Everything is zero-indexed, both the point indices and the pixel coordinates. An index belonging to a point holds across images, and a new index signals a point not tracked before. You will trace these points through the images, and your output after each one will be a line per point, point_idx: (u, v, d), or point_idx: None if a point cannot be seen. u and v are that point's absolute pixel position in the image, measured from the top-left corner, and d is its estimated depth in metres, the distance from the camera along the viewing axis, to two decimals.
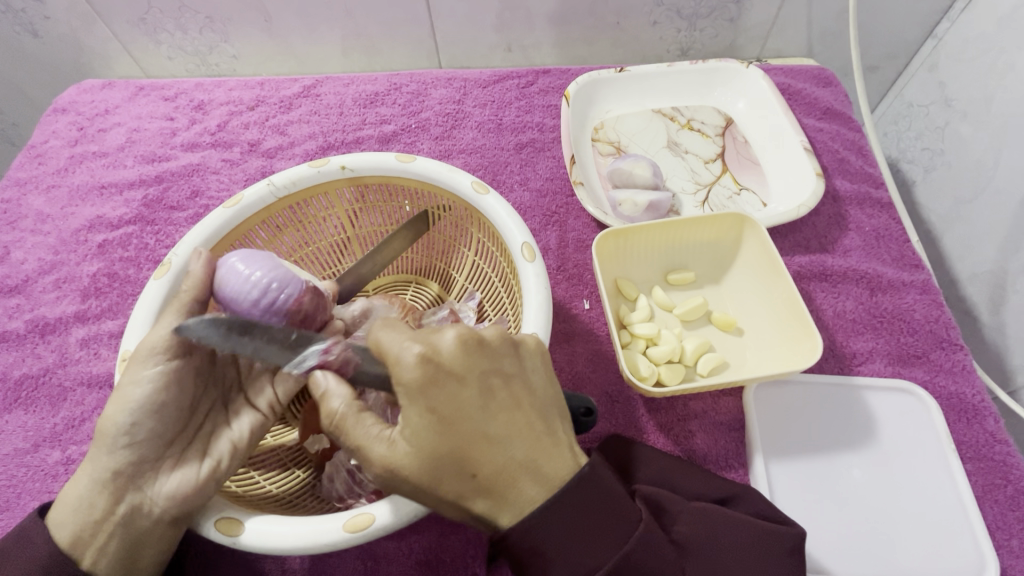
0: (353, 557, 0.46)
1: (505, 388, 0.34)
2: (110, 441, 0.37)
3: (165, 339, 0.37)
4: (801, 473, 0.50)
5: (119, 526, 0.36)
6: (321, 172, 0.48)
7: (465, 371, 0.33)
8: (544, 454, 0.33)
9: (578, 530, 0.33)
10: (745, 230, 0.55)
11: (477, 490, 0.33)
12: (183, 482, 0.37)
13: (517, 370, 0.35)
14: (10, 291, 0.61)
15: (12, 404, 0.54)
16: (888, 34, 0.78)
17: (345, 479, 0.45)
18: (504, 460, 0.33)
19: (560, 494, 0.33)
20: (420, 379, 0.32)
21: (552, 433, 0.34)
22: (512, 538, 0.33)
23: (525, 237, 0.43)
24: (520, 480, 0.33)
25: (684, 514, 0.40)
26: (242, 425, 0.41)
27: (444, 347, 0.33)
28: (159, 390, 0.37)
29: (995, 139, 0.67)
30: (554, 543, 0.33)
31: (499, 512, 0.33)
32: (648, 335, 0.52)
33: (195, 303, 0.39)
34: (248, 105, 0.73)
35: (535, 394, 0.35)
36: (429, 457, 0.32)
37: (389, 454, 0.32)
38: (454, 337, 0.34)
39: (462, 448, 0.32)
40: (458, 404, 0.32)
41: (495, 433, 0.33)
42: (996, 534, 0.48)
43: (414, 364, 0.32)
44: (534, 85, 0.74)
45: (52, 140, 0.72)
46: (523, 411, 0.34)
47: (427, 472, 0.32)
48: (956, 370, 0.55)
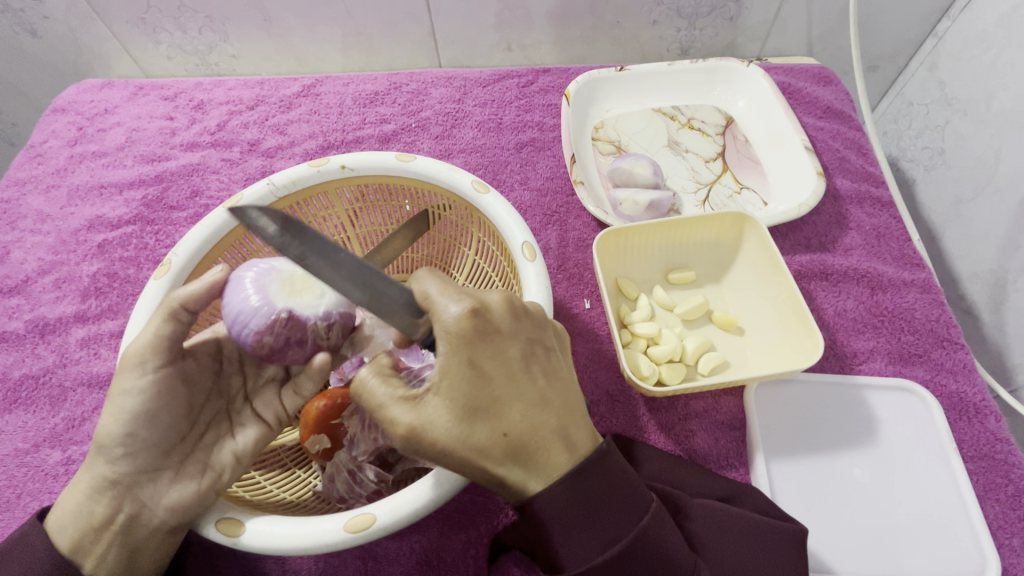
0: (353, 556, 0.46)
1: (543, 357, 0.35)
2: (108, 451, 0.37)
3: (152, 346, 0.37)
4: (801, 471, 0.50)
5: (119, 535, 0.36)
6: (321, 172, 0.48)
7: (511, 334, 0.34)
8: (570, 421, 0.35)
9: (595, 505, 0.33)
10: (745, 230, 0.55)
11: (509, 452, 0.32)
12: (184, 493, 0.37)
13: (552, 344, 0.36)
14: (9, 292, 0.61)
15: (12, 404, 0.54)
16: (888, 33, 0.78)
17: (345, 479, 0.43)
18: (537, 424, 0.33)
19: (585, 464, 0.34)
20: (468, 331, 0.32)
21: (579, 407, 0.36)
22: (536, 505, 0.33)
23: (526, 237, 0.43)
24: (552, 447, 0.33)
25: (692, 509, 0.40)
26: (246, 437, 0.42)
27: (494, 305, 0.34)
28: (151, 399, 0.37)
29: (996, 138, 0.67)
30: (570, 519, 0.33)
31: (526, 478, 0.33)
32: (648, 335, 0.52)
33: (180, 309, 0.38)
34: (247, 105, 0.73)
35: (565, 369, 0.37)
36: (467, 414, 0.32)
37: (424, 410, 0.31)
38: (500, 298, 0.34)
39: (501, 404, 0.32)
40: (501, 362, 0.33)
41: (531, 397, 0.33)
42: (997, 532, 0.48)
43: (463, 316, 0.32)
44: (534, 84, 0.74)
45: (52, 140, 0.72)
46: (557, 381, 0.35)
47: (460, 427, 0.31)
48: (957, 369, 0.55)
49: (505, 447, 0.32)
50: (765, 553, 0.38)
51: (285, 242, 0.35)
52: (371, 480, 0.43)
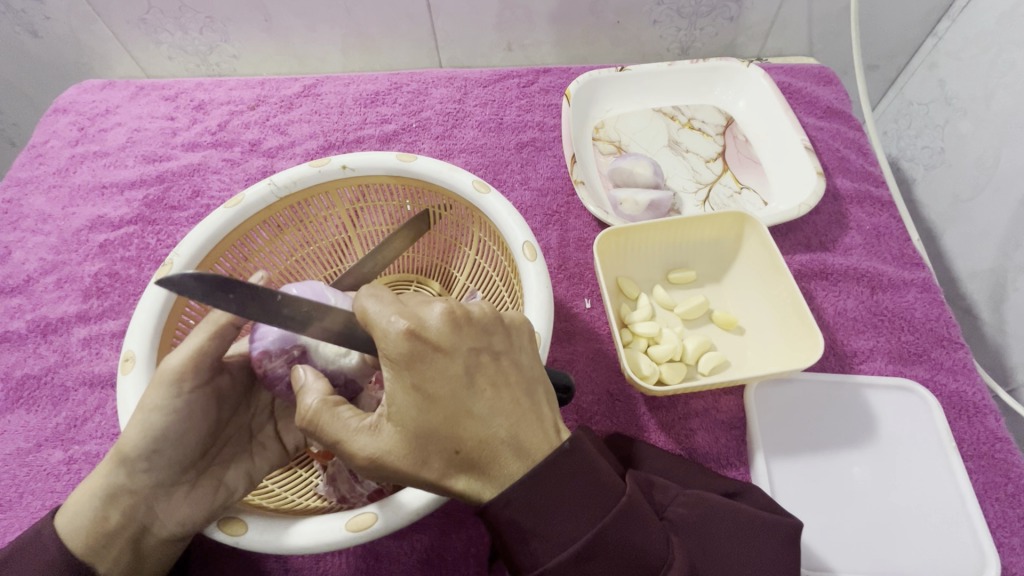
0: (354, 554, 0.46)
1: (493, 365, 0.33)
2: (130, 462, 0.37)
3: (192, 364, 0.37)
4: (799, 469, 0.50)
5: (131, 543, 0.37)
6: (322, 172, 0.48)
7: (453, 348, 0.31)
8: (528, 430, 0.32)
9: (552, 504, 0.31)
10: (745, 229, 0.55)
11: (461, 466, 0.32)
12: (196, 510, 0.38)
13: (505, 347, 0.33)
14: (11, 292, 0.61)
15: (14, 404, 0.54)
16: (888, 33, 0.78)
17: (346, 479, 0.43)
18: (488, 435, 0.31)
19: (539, 467, 0.31)
20: (404, 353, 0.30)
21: (536, 409, 0.33)
22: (491, 510, 0.31)
23: (526, 237, 0.43)
24: (504, 456, 0.31)
25: (680, 497, 0.40)
26: (264, 459, 0.42)
27: (432, 322, 0.31)
28: (182, 417, 0.37)
29: (995, 138, 0.67)
30: (525, 518, 0.31)
31: (483, 488, 0.32)
32: (649, 334, 0.52)
33: (230, 326, 0.38)
34: (248, 105, 0.73)
35: (523, 371, 0.34)
36: (414, 436, 0.31)
37: (375, 436, 0.31)
38: (442, 312, 0.31)
39: (448, 423, 0.31)
40: (445, 381, 0.31)
41: (480, 410, 0.31)
42: (997, 531, 0.48)
43: (399, 338, 0.30)
44: (534, 84, 0.74)
45: (53, 140, 0.72)
46: (510, 387, 0.33)
47: (413, 452, 0.31)
48: (957, 369, 0.55)
49: (455, 463, 0.31)
50: (762, 546, 0.38)
51: (220, 301, 0.33)
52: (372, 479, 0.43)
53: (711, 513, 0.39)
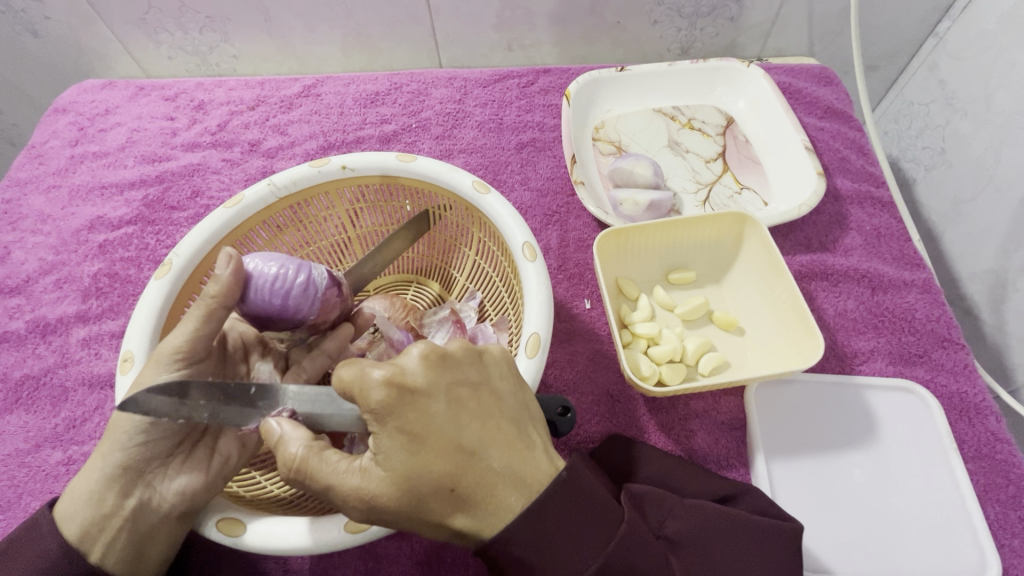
0: (353, 556, 0.46)
1: (475, 398, 0.32)
2: (121, 439, 0.36)
3: (186, 344, 0.37)
4: (800, 474, 0.50)
5: (128, 522, 0.36)
6: (321, 172, 0.48)
7: (432, 387, 0.31)
8: (520, 460, 0.32)
9: (557, 537, 0.31)
10: (745, 229, 0.55)
11: (457, 506, 0.31)
12: (191, 481, 0.37)
13: (486, 378, 0.33)
14: (10, 292, 0.61)
15: (13, 405, 0.54)
16: (888, 33, 0.78)
17: None
18: (481, 469, 0.31)
19: (539, 499, 0.31)
20: (386, 402, 0.31)
21: (527, 439, 0.33)
22: (492, 547, 0.31)
23: (526, 237, 0.43)
24: (500, 489, 0.31)
25: (676, 510, 0.39)
26: (252, 424, 0.41)
27: (411, 367, 0.32)
28: None
29: (996, 138, 0.67)
30: (532, 554, 0.31)
31: (482, 525, 0.31)
32: (648, 335, 0.52)
33: (219, 308, 0.37)
34: (248, 105, 0.73)
35: (506, 402, 0.33)
36: (403, 481, 0.30)
37: (364, 483, 0.31)
38: (419, 354, 0.32)
39: (437, 464, 0.30)
40: (428, 421, 0.31)
41: (470, 445, 0.31)
42: (998, 533, 0.48)
43: (380, 387, 0.31)
44: (534, 84, 0.74)
45: (52, 140, 0.72)
46: (496, 421, 0.32)
47: (404, 493, 0.30)
48: (957, 370, 0.55)
49: (452, 502, 0.30)
50: (760, 551, 0.38)
51: (191, 410, 0.34)
52: None
53: (708, 520, 0.39)
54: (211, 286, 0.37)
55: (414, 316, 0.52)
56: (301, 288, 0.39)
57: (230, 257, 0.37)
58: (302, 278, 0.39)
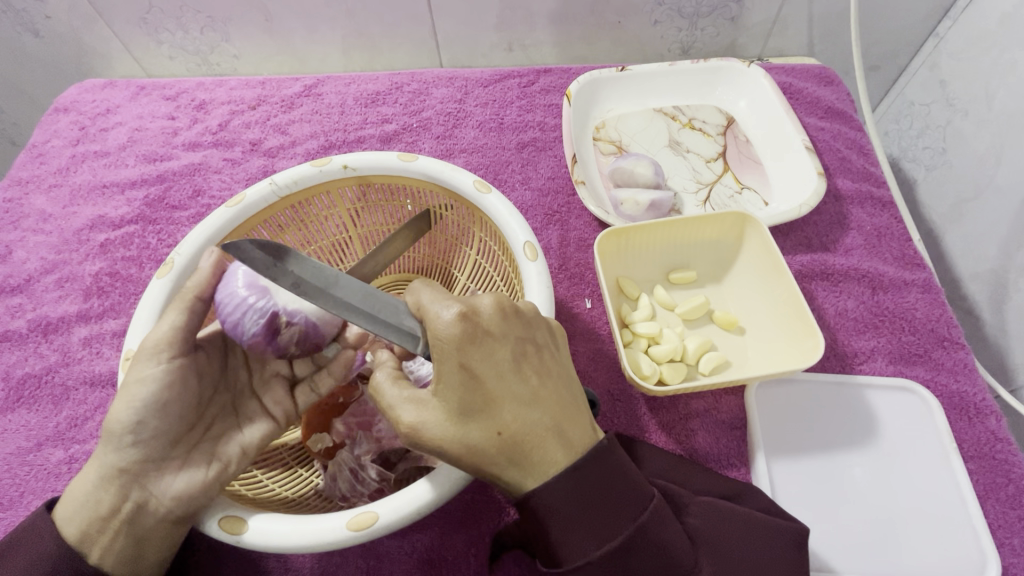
0: (354, 555, 0.46)
1: (537, 355, 0.33)
2: (117, 439, 0.37)
3: (168, 337, 0.38)
4: (801, 472, 0.50)
5: (126, 523, 0.36)
6: (323, 172, 0.48)
7: (503, 334, 0.32)
8: (569, 421, 0.33)
9: (593, 500, 0.32)
10: (745, 229, 0.55)
11: (504, 453, 0.31)
12: (188, 483, 0.37)
13: (547, 340, 0.34)
14: (11, 291, 0.61)
15: (14, 404, 0.54)
16: (889, 34, 0.78)
17: (347, 478, 0.44)
18: (532, 422, 0.32)
19: (583, 461, 0.32)
20: (458, 335, 0.31)
21: (576, 403, 0.34)
22: (533, 500, 0.32)
23: (527, 237, 0.43)
24: (547, 444, 0.32)
25: (692, 507, 0.39)
26: (252, 433, 0.42)
27: (484, 309, 0.32)
28: (163, 389, 0.38)
29: (996, 139, 0.67)
30: (569, 511, 0.32)
31: (524, 479, 0.32)
32: (649, 334, 0.52)
33: (196, 300, 0.39)
34: (249, 105, 0.73)
35: (561, 366, 0.35)
36: (459, 414, 0.31)
37: (418, 416, 0.31)
38: (493, 301, 0.32)
39: (496, 405, 0.31)
40: (494, 363, 0.31)
41: (525, 394, 0.32)
42: (998, 532, 0.48)
43: (453, 321, 0.31)
44: (534, 84, 0.74)
45: (54, 140, 0.72)
46: (553, 380, 0.33)
47: (457, 432, 0.31)
48: (957, 369, 0.55)
49: (500, 447, 0.31)
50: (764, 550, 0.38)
51: (278, 273, 0.36)
52: (373, 479, 0.43)
53: (718, 520, 0.39)
54: (191, 279, 0.39)
55: None
56: (237, 310, 0.37)
57: (211, 251, 0.41)
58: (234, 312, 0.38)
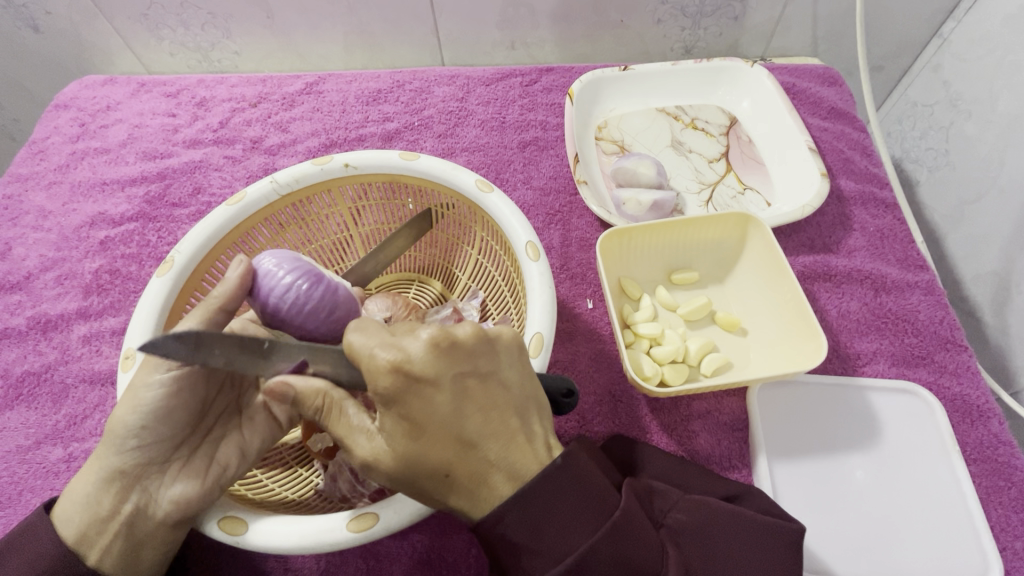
0: (354, 555, 0.46)
1: (480, 389, 0.32)
2: (120, 441, 0.36)
3: None
4: (801, 472, 0.50)
5: (124, 527, 0.36)
6: (325, 170, 0.48)
7: (440, 378, 0.31)
8: (517, 454, 0.32)
9: (542, 520, 0.31)
10: (749, 230, 0.55)
11: (452, 490, 0.32)
12: (188, 488, 0.37)
13: (492, 367, 0.33)
14: (11, 288, 0.61)
15: (13, 401, 0.54)
16: (893, 34, 0.78)
17: (348, 479, 0.44)
18: (477, 460, 0.32)
19: (530, 487, 0.31)
20: (390, 389, 0.30)
21: (528, 431, 0.33)
22: (483, 527, 0.31)
23: (530, 237, 0.43)
24: (493, 479, 0.32)
25: (680, 503, 0.39)
26: (255, 435, 0.41)
27: (417, 355, 0.31)
28: (171, 395, 0.37)
29: (1000, 139, 0.67)
30: (518, 535, 0.31)
31: (473, 509, 0.32)
32: (651, 335, 0.52)
33: (219, 310, 0.37)
34: (250, 102, 0.73)
35: (511, 392, 0.33)
36: (403, 461, 0.32)
37: (369, 452, 0.32)
38: (425, 342, 0.31)
39: (436, 452, 0.31)
40: (432, 410, 0.31)
41: (468, 436, 0.31)
42: (1000, 535, 0.47)
43: (383, 375, 0.30)
44: (537, 83, 0.74)
45: (54, 136, 0.72)
46: (499, 412, 0.32)
47: (403, 476, 0.32)
48: (960, 371, 0.55)
49: (448, 486, 0.32)
50: (766, 549, 0.38)
51: (208, 358, 0.32)
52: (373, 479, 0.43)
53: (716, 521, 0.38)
54: (216, 289, 0.38)
55: (416, 315, 0.52)
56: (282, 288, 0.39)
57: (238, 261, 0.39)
58: (286, 277, 0.39)
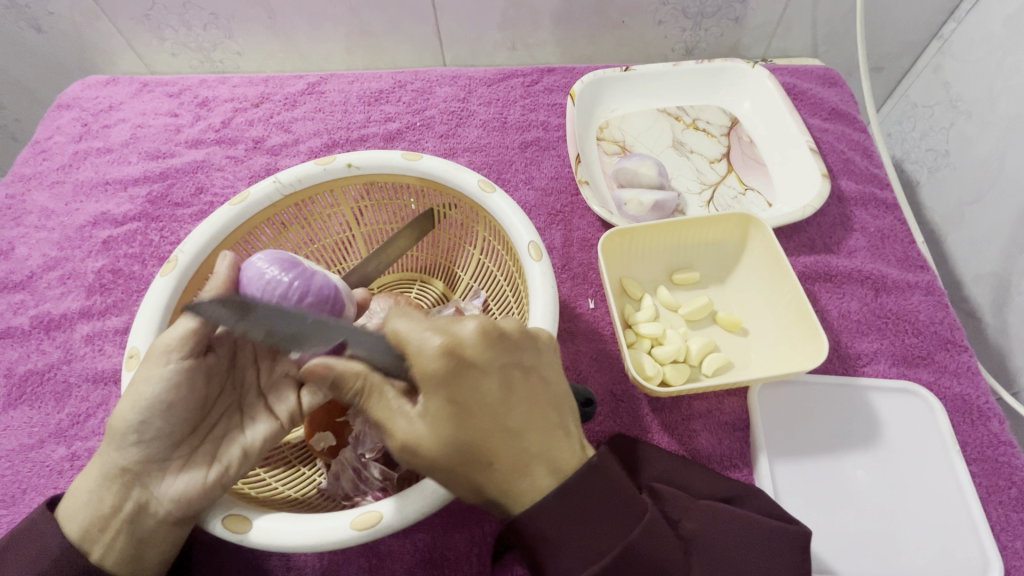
0: (358, 554, 0.46)
1: (525, 380, 0.33)
2: (121, 437, 0.37)
3: (180, 337, 0.38)
4: (802, 472, 0.50)
5: (126, 523, 0.36)
6: (327, 170, 0.48)
7: (489, 364, 0.31)
8: (557, 446, 0.33)
9: (580, 519, 0.32)
10: (750, 230, 0.55)
11: (491, 477, 0.32)
12: (190, 484, 0.37)
13: (535, 362, 0.34)
14: (14, 287, 0.61)
15: (17, 400, 0.54)
16: (894, 35, 0.78)
17: (350, 477, 0.44)
18: (520, 449, 0.32)
19: (571, 483, 0.32)
20: (442, 370, 0.31)
21: (564, 427, 0.34)
22: (522, 519, 0.32)
23: (532, 237, 0.43)
24: (536, 469, 0.32)
25: (690, 511, 0.40)
26: (257, 433, 0.41)
27: (467, 339, 0.31)
28: (170, 389, 0.37)
29: (1000, 140, 0.67)
30: (557, 532, 0.32)
31: (512, 501, 0.33)
32: (652, 335, 0.52)
33: (214, 304, 0.39)
34: (252, 102, 0.73)
35: (551, 388, 0.34)
36: (446, 443, 0.31)
37: (408, 435, 0.32)
38: (476, 328, 0.32)
39: (481, 437, 0.31)
40: (480, 394, 0.31)
41: (514, 424, 0.32)
42: (1000, 535, 0.48)
43: (435, 356, 0.31)
44: (538, 84, 0.74)
45: (56, 136, 0.72)
46: (542, 404, 0.33)
47: (443, 459, 0.31)
48: (961, 371, 0.55)
49: (488, 473, 0.32)
50: (767, 550, 0.38)
51: (250, 326, 0.36)
52: (376, 478, 0.44)
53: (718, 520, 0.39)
54: (208, 285, 0.40)
55: None
56: (259, 280, 0.40)
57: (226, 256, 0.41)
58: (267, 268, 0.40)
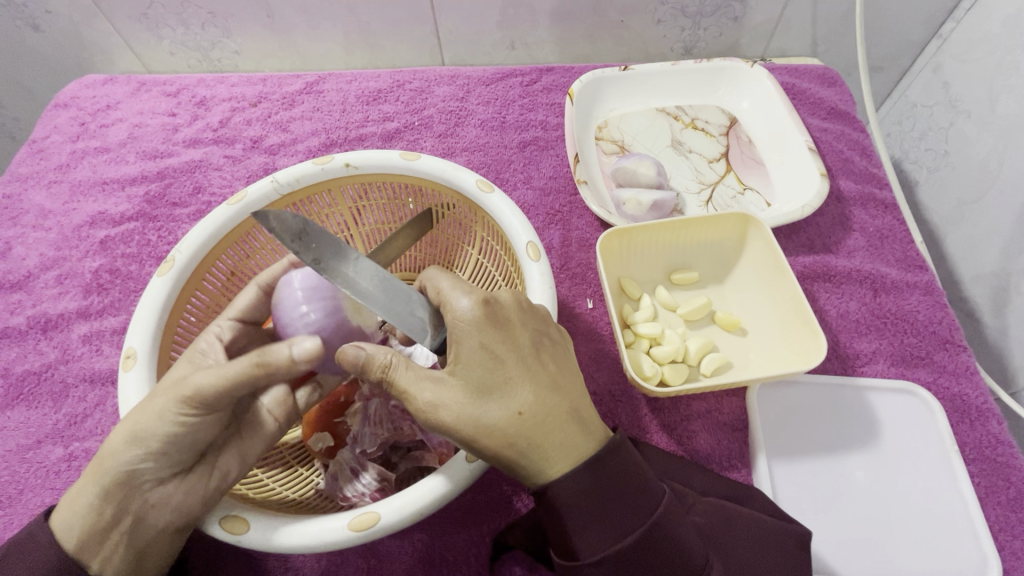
0: (357, 554, 0.46)
1: (553, 347, 0.36)
2: (117, 454, 0.35)
3: (208, 397, 0.34)
4: (800, 473, 0.50)
5: (125, 534, 0.36)
6: (325, 170, 0.48)
7: (522, 322, 0.36)
8: (584, 410, 0.35)
9: (609, 495, 0.34)
10: (749, 230, 0.55)
11: (522, 432, 0.33)
12: (189, 496, 0.36)
13: (560, 337, 0.38)
14: (11, 287, 0.61)
15: (14, 400, 0.54)
16: (894, 35, 0.78)
17: (349, 477, 0.44)
18: (551, 405, 0.34)
19: (601, 453, 0.34)
20: (480, 319, 0.34)
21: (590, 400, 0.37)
22: (555, 486, 0.34)
23: (530, 237, 0.43)
24: (567, 426, 0.34)
25: (697, 505, 0.40)
26: (255, 439, 0.39)
27: (503, 300, 0.36)
28: (180, 425, 0.35)
29: (1000, 140, 0.67)
30: (590, 503, 0.34)
31: (539, 463, 0.34)
32: (652, 335, 0.52)
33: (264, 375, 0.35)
34: (250, 102, 0.73)
35: (574, 361, 0.37)
36: (475, 389, 0.33)
37: (437, 388, 0.34)
38: (511, 295, 0.36)
39: (512, 384, 0.33)
40: (513, 345, 0.34)
41: (544, 379, 0.34)
42: (998, 535, 0.48)
43: (472, 307, 0.35)
44: (537, 83, 0.74)
45: (53, 135, 0.72)
46: (568, 370, 0.36)
47: (475, 410, 0.33)
48: (959, 372, 0.55)
49: (519, 426, 0.33)
50: (767, 551, 0.38)
51: (301, 248, 0.36)
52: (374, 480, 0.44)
53: (721, 519, 0.39)
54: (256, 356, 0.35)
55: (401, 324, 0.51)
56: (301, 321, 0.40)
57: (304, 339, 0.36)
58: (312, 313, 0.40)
